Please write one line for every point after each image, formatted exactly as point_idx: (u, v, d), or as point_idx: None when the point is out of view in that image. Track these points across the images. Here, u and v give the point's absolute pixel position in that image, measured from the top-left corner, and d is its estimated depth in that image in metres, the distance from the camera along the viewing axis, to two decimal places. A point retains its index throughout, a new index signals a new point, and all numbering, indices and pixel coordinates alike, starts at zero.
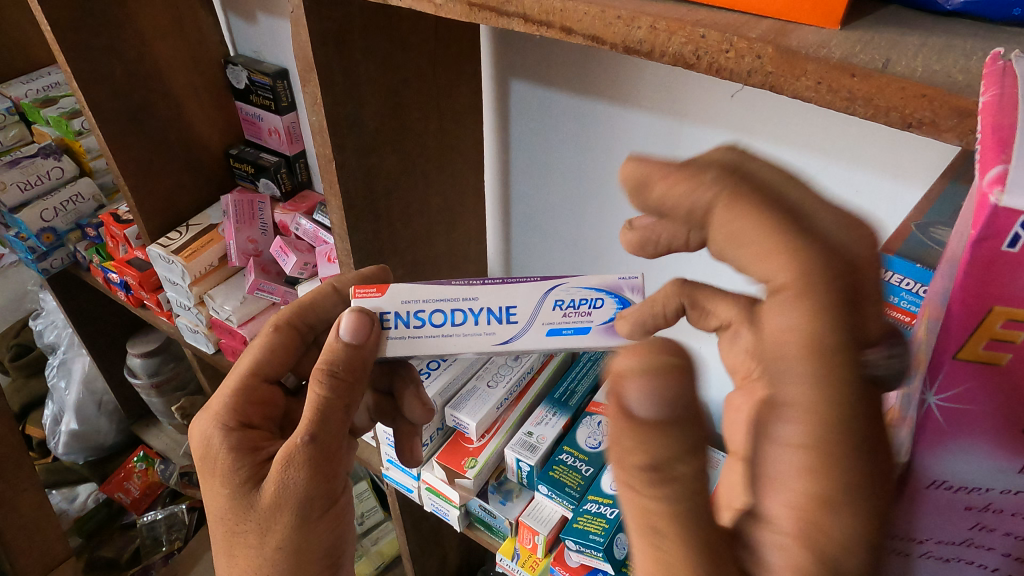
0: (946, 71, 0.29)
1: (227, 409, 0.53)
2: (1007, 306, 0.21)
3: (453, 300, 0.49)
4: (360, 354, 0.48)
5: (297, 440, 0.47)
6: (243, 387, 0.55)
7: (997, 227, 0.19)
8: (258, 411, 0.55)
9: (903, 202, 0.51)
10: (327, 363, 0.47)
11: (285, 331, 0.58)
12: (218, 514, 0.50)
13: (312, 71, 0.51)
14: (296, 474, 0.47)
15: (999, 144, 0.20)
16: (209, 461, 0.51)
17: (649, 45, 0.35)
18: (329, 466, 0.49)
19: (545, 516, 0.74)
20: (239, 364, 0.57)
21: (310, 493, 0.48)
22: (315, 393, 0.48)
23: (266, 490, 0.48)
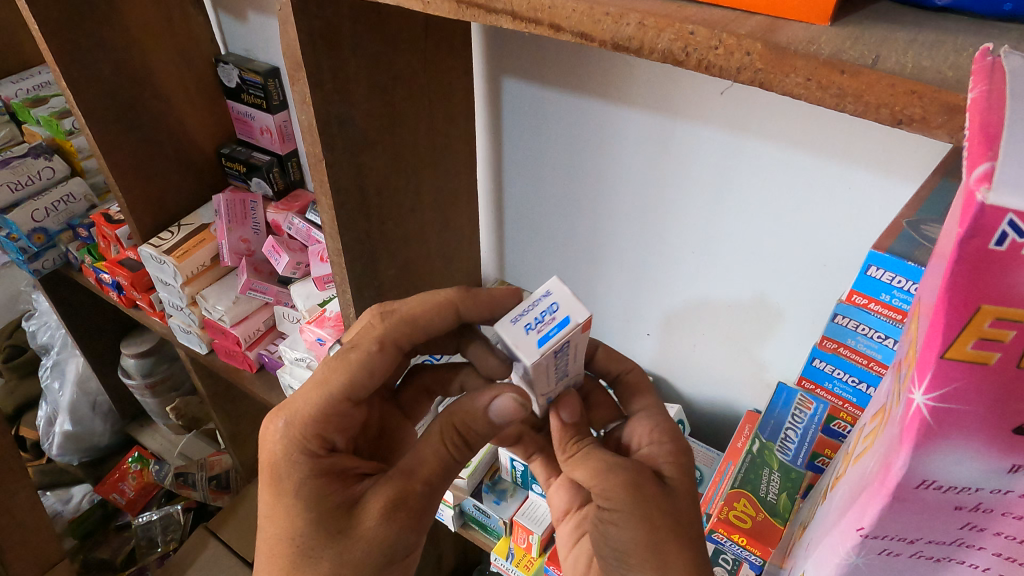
0: (935, 67, 0.29)
1: (319, 432, 0.50)
2: (996, 305, 0.20)
3: (572, 364, 0.47)
4: (494, 426, 0.50)
5: (413, 485, 0.49)
6: (331, 408, 0.51)
7: (984, 225, 0.19)
8: (341, 433, 0.52)
9: (894, 198, 0.51)
10: (465, 423, 0.50)
11: (390, 351, 0.52)
12: (288, 541, 0.48)
13: (300, 70, 0.50)
14: (398, 522, 0.48)
15: (986, 141, 0.20)
16: (293, 482, 0.49)
17: (638, 42, 0.34)
18: (424, 517, 0.50)
19: (539, 516, 0.73)
20: (332, 379, 0.50)
21: (398, 541, 0.49)
22: (445, 448, 0.50)
23: (360, 529, 0.48)
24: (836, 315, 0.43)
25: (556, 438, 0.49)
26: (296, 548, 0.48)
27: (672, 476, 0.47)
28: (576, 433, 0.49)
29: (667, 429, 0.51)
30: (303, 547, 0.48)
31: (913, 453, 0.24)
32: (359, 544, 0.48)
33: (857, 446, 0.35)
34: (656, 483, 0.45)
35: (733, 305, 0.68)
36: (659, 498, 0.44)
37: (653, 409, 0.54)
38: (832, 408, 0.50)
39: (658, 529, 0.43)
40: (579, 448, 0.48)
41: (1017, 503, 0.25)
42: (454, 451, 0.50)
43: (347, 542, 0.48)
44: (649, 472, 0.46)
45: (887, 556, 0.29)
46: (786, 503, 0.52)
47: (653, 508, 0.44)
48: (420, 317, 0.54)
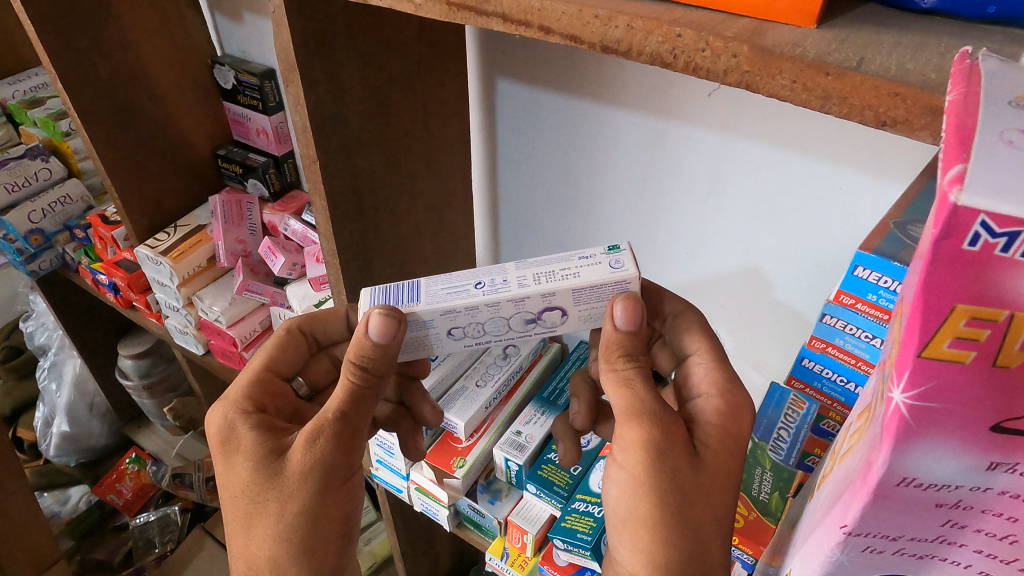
0: (919, 69, 0.30)
1: (250, 396, 0.52)
2: (969, 305, 0.21)
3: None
4: (388, 353, 0.45)
5: (327, 414, 0.46)
6: (256, 379, 0.54)
7: (957, 226, 0.19)
8: (272, 401, 0.54)
9: (884, 198, 0.51)
10: (356, 357, 0.45)
11: (293, 334, 0.57)
12: (237, 493, 0.48)
13: (294, 72, 0.51)
14: (320, 446, 0.46)
15: (961, 141, 0.20)
16: (231, 444, 0.49)
17: (627, 44, 0.34)
18: (355, 441, 0.48)
19: (534, 516, 0.74)
20: (252, 361, 0.55)
21: (331, 464, 0.47)
22: (346, 379, 0.46)
23: (289, 465, 0.46)
24: (825, 315, 0.44)
25: (605, 340, 0.45)
26: (245, 503, 0.48)
27: (709, 446, 0.44)
28: (631, 350, 0.44)
29: (728, 384, 0.46)
30: (250, 498, 0.47)
31: (893, 451, 0.24)
32: (292, 479, 0.46)
33: (845, 443, 0.35)
34: (683, 453, 0.43)
35: (727, 306, 0.68)
36: (678, 474, 0.42)
37: (711, 348, 0.48)
38: (822, 407, 0.50)
39: (664, 506, 0.42)
40: (626, 370, 0.44)
41: (998, 501, 0.26)
42: (356, 380, 0.46)
43: (283, 480, 0.46)
44: (679, 444, 0.43)
45: (872, 554, 0.29)
46: (779, 502, 0.53)
47: (665, 483, 0.42)
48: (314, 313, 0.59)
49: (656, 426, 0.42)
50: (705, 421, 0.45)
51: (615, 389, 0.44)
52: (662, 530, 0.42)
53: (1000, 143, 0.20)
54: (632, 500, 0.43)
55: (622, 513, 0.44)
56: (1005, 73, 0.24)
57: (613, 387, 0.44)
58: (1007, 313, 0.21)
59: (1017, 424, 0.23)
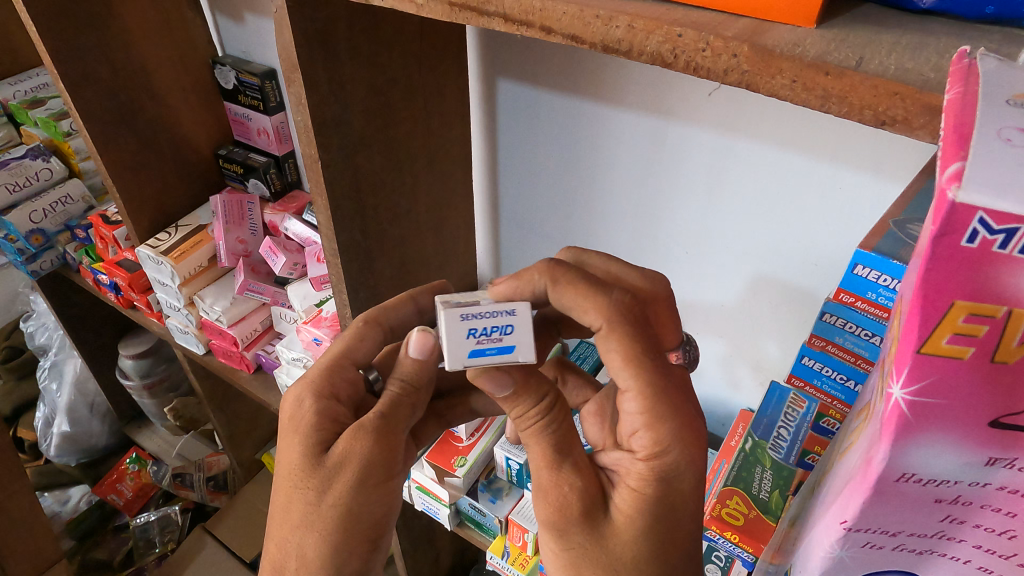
0: (918, 69, 0.30)
1: (320, 379, 0.52)
2: (969, 301, 0.21)
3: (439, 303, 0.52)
4: (425, 370, 0.51)
5: (374, 415, 0.48)
6: (330, 363, 0.53)
7: (956, 222, 0.20)
8: (350, 388, 0.53)
9: (883, 197, 0.51)
10: (398, 376, 0.51)
11: (371, 326, 0.56)
12: (284, 476, 0.47)
13: (296, 72, 0.51)
14: (366, 440, 0.47)
15: (958, 139, 0.21)
16: (291, 422, 0.49)
17: (628, 44, 0.35)
18: (396, 447, 0.48)
19: (534, 514, 0.74)
20: (331, 346, 0.55)
21: (375, 461, 0.46)
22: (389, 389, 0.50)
23: (338, 455, 0.46)
24: (825, 313, 0.44)
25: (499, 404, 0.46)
26: (289, 487, 0.46)
27: (622, 512, 0.43)
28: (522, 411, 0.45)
29: (656, 446, 0.42)
30: (295, 482, 0.46)
31: (893, 447, 0.25)
32: (338, 468, 0.46)
33: (847, 440, 0.35)
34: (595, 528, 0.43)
35: (730, 303, 0.68)
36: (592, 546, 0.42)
37: (642, 392, 0.42)
38: (822, 405, 0.51)
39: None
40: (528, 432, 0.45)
41: (997, 497, 0.26)
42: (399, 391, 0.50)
43: (329, 468, 0.46)
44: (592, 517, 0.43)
45: (871, 549, 0.30)
46: (779, 500, 0.52)
47: (580, 558, 0.42)
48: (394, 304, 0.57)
49: (567, 501, 0.43)
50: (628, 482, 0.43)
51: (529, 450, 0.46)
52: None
53: (998, 141, 0.21)
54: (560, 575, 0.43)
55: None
56: (1002, 73, 0.24)
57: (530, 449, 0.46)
58: (1006, 309, 0.21)
59: (1015, 419, 0.23)
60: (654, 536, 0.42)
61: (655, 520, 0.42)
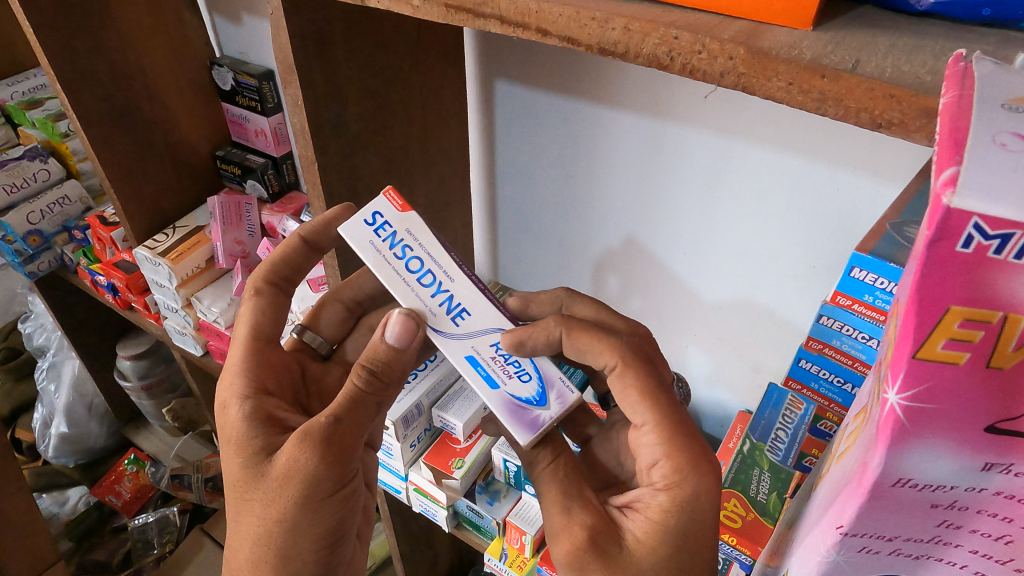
0: (914, 71, 0.30)
1: (241, 377, 0.50)
2: (964, 306, 0.21)
3: (411, 276, 0.48)
4: (400, 356, 0.47)
5: (318, 420, 0.45)
6: (249, 352, 0.52)
7: (951, 228, 0.20)
8: (270, 375, 0.52)
9: (881, 199, 0.51)
10: (367, 361, 0.47)
11: (265, 292, 0.55)
12: (233, 486, 0.48)
13: (293, 73, 0.51)
14: (307, 453, 0.44)
15: (954, 144, 0.21)
16: (224, 431, 0.49)
17: (624, 46, 0.35)
18: (345, 453, 0.45)
19: (532, 516, 0.75)
20: (237, 332, 0.54)
21: (321, 476, 0.44)
22: (352, 383, 0.46)
23: (274, 468, 0.45)
24: (822, 316, 0.44)
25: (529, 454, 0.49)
26: (236, 497, 0.48)
27: (639, 541, 0.43)
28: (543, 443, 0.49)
29: (676, 475, 0.43)
30: (239, 493, 0.47)
31: (889, 452, 0.24)
32: (275, 482, 0.45)
33: (843, 443, 0.34)
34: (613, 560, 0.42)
35: (727, 305, 0.68)
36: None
37: (656, 423, 0.43)
38: (819, 408, 0.50)
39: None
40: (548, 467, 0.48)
41: (993, 502, 0.26)
42: (360, 384, 0.46)
43: (268, 481, 0.45)
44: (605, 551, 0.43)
45: (868, 554, 0.29)
46: (777, 503, 0.53)
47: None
48: (277, 254, 0.56)
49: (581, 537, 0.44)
50: (649, 508, 0.44)
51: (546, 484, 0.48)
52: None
53: (993, 146, 0.20)
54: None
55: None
56: (998, 76, 0.24)
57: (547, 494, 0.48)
58: (1001, 314, 0.21)
59: (1011, 424, 0.23)
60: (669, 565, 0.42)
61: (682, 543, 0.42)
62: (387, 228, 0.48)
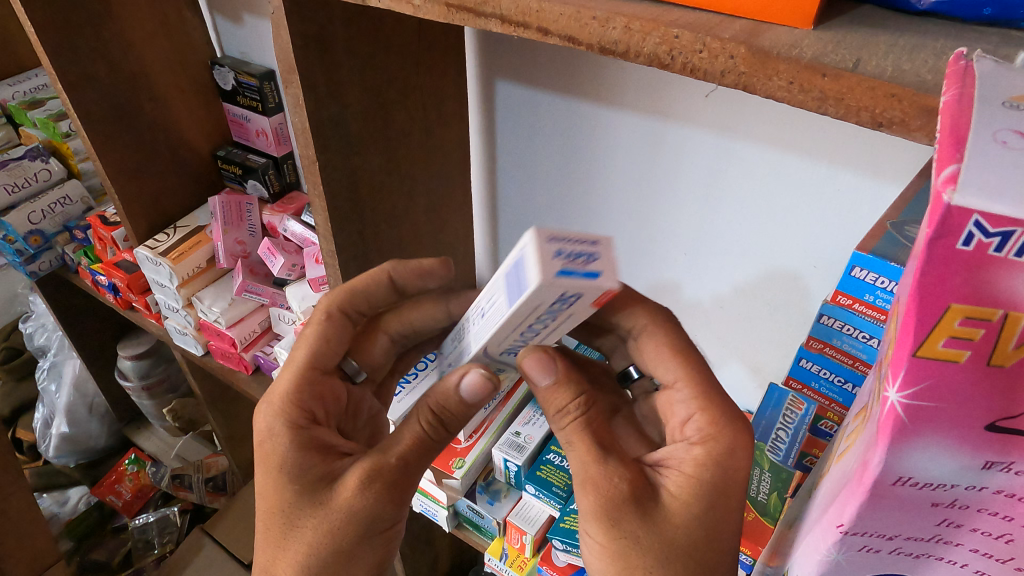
0: (915, 70, 0.30)
1: (296, 404, 0.49)
2: (965, 304, 0.21)
3: (519, 326, 0.41)
4: (468, 410, 0.47)
5: (390, 458, 0.46)
6: (302, 379, 0.51)
7: (951, 225, 0.20)
8: (320, 405, 0.52)
9: (882, 197, 0.51)
10: (439, 405, 0.47)
11: (336, 319, 0.54)
12: (271, 513, 0.46)
13: (293, 73, 0.51)
14: (372, 492, 0.45)
15: (954, 141, 0.21)
16: (271, 459, 0.47)
17: (625, 45, 0.35)
18: (404, 492, 0.47)
19: (532, 517, 0.74)
20: (295, 355, 0.52)
21: (380, 513, 0.46)
22: (420, 428, 0.47)
23: (335, 500, 0.45)
24: (822, 315, 0.44)
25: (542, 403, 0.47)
26: (279, 525, 0.46)
27: (677, 497, 0.43)
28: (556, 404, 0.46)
29: (712, 430, 0.44)
30: (286, 520, 0.46)
31: (889, 450, 0.24)
32: (336, 514, 0.45)
33: (842, 443, 0.34)
34: (644, 515, 0.42)
35: (727, 304, 0.68)
36: (642, 536, 0.41)
37: (688, 379, 0.47)
38: (819, 408, 0.50)
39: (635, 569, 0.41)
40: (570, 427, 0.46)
41: (992, 501, 0.26)
42: (429, 430, 0.47)
43: (326, 513, 0.45)
44: (636, 504, 0.42)
45: (868, 553, 0.29)
46: (777, 501, 0.53)
47: (630, 547, 0.41)
48: (360, 286, 0.56)
49: (606, 485, 0.43)
50: (682, 461, 0.44)
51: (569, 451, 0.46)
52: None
53: (993, 143, 0.20)
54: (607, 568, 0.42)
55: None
56: (998, 75, 0.24)
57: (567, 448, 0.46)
58: (1002, 312, 0.21)
59: (1012, 423, 0.23)
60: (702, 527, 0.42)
61: (719, 495, 0.43)
62: (568, 305, 0.39)
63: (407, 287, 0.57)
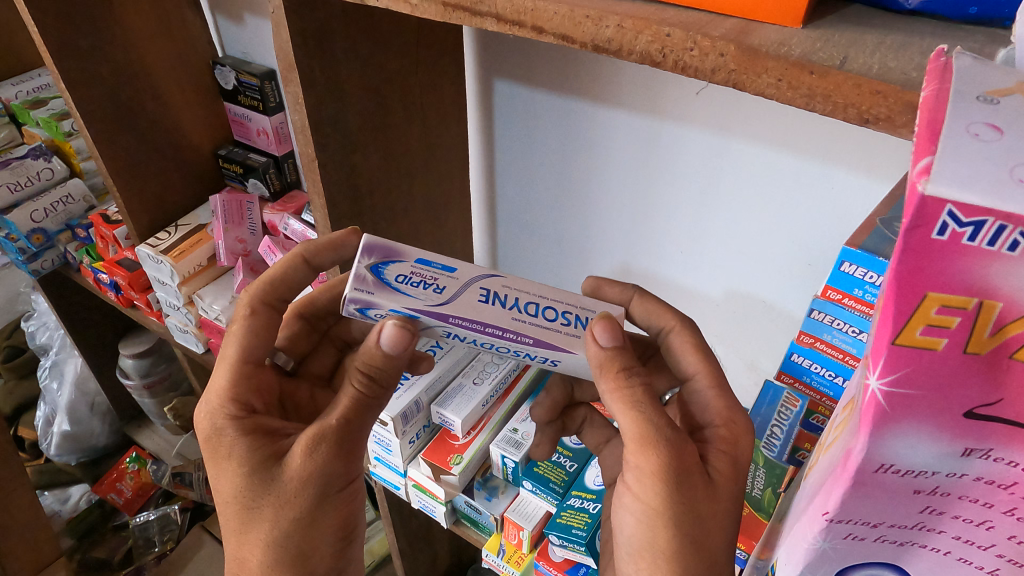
0: (901, 68, 0.30)
1: (232, 397, 0.49)
2: (941, 293, 0.21)
3: (541, 296, 0.48)
4: (396, 362, 0.46)
5: (330, 421, 0.46)
6: (236, 371, 0.50)
7: (926, 215, 0.20)
8: (258, 395, 0.51)
9: (872, 196, 0.52)
10: (365, 365, 0.47)
11: (263, 312, 0.52)
12: (230, 501, 0.47)
13: (293, 71, 0.51)
14: (322, 455, 0.45)
15: (930, 135, 0.21)
16: (221, 455, 0.47)
17: (617, 43, 0.35)
18: (353, 446, 0.47)
19: (530, 512, 0.75)
20: (225, 351, 0.51)
21: (332, 472, 0.46)
22: (352, 388, 0.47)
23: (286, 473, 0.46)
24: (813, 311, 0.45)
25: (595, 363, 0.45)
26: (237, 510, 0.47)
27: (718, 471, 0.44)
28: (627, 364, 0.44)
29: (731, 412, 0.46)
30: (243, 504, 0.47)
31: (871, 438, 0.25)
32: (289, 486, 0.46)
33: (829, 435, 0.35)
34: (700, 481, 0.42)
35: (723, 303, 0.69)
36: (696, 501, 0.42)
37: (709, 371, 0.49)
38: (811, 402, 0.52)
39: (682, 536, 0.41)
40: (633, 390, 0.43)
41: (972, 487, 0.26)
42: (361, 389, 0.47)
43: (281, 487, 0.46)
44: (695, 474, 0.42)
45: (853, 540, 0.30)
46: (772, 498, 0.53)
47: (682, 511, 0.41)
48: (274, 275, 0.55)
49: (673, 450, 0.41)
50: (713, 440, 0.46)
51: (625, 415, 0.43)
52: (678, 557, 0.41)
53: (968, 136, 0.21)
54: (650, 531, 0.42)
55: (639, 543, 0.43)
56: (978, 70, 0.24)
57: (619, 411, 0.43)
58: (977, 300, 0.21)
59: (990, 410, 0.24)
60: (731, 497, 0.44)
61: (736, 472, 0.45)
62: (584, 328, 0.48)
63: (323, 266, 0.57)
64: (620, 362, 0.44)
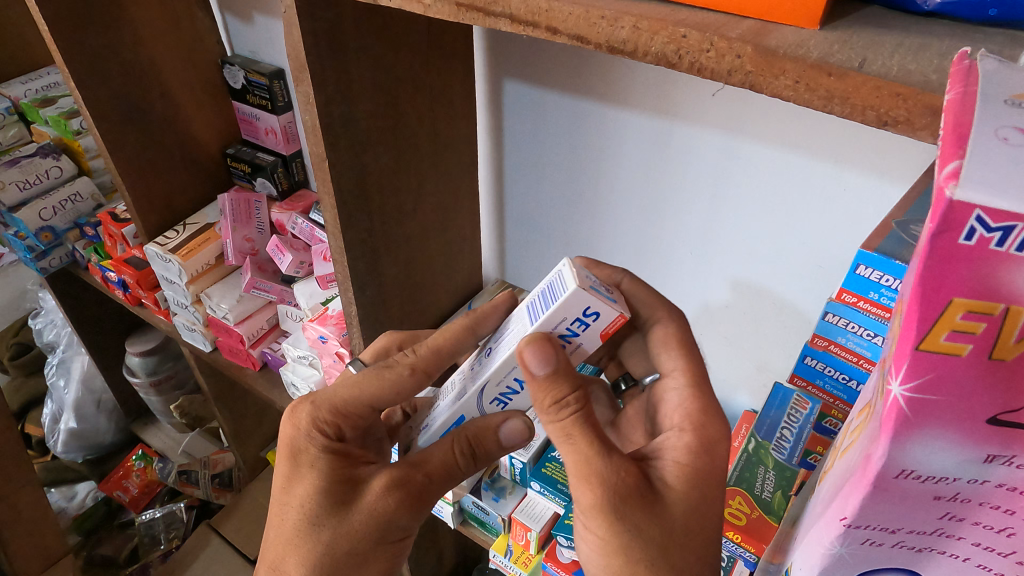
0: (920, 70, 0.30)
1: (340, 422, 0.50)
2: (967, 298, 0.21)
3: None
4: (501, 451, 0.49)
5: (415, 475, 0.49)
6: (356, 406, 0.50)
7: (953, 220, 0.20)
8: (360, 425, 0.52)
9: (885, 199, 0.52)
10: (476, 444, 0.48)
11: (420, 376, 0.49)
12: (290, 513, 0.49)
13: (305, 71, 0.51)
14: (397, 502, 0.48)
15: (957, 139, 0.21)
16: (303, 465, 0.49)
17: (633, 44, 0.35)
18: (423, 504, 0.50)
19: (537, 513, 0.74)
20: (363, 388, 0.50)
21: (398, 520, 0.49)
22: (452, 455, 0.48)
23: (359, 506, 0.48)
24: (827, 313, 0.44)
25: (534, 391, 0.44)
26: (296, 525, 0.48)
27: (674, 490, 0.44)
28: (559, 395, 0.43)
29: (701, 421, 0.47)
30: (303, 522, 0.48)
31: (891, 444, 0.25)
32: (355, 520, 0.48)
33: (846, 437, 0.34)
34: (647, 502, 0.43)
35: (734, 305, 0.68)
36: (641, 528, 0.42)
37: (686, 371, 0.50)
38: (824, 404, 0.51)
39: (635, 561, 0.42)
40: (565, 421, 0.44)
41: (993, 494, 0.26)
42: (460, 462, 0.48)
43: (347, 518, 0.48)
44: (638, 496, 0.42)
45: (870, 546, 0.30)
46: (782, 500, 0.52)
47: (632, 539, 0.42)
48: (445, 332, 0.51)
49: (611, 483, 0.42)
50: (674, 451, 0.46)
51: (561, 445, 0.44)
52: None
53: (995, 140, 0.21)
54: (606, 566, 0.43)
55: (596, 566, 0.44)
56: (1004, 73, 0.24)
57: (562, 440, 0.44)
58: (1003, 306, 0.21)
59: (1012, 416, 0.23)
60: (698, 511, 0.44)
61: (707, 482, 0.44)
62: (577, 324, 0.43)
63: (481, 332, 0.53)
64: (549, 394, 0.44)
